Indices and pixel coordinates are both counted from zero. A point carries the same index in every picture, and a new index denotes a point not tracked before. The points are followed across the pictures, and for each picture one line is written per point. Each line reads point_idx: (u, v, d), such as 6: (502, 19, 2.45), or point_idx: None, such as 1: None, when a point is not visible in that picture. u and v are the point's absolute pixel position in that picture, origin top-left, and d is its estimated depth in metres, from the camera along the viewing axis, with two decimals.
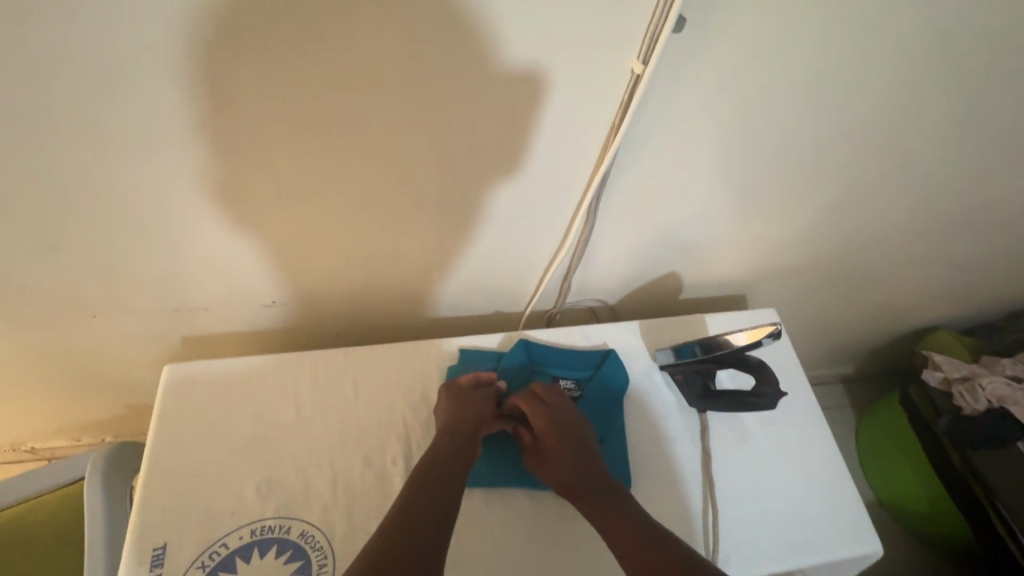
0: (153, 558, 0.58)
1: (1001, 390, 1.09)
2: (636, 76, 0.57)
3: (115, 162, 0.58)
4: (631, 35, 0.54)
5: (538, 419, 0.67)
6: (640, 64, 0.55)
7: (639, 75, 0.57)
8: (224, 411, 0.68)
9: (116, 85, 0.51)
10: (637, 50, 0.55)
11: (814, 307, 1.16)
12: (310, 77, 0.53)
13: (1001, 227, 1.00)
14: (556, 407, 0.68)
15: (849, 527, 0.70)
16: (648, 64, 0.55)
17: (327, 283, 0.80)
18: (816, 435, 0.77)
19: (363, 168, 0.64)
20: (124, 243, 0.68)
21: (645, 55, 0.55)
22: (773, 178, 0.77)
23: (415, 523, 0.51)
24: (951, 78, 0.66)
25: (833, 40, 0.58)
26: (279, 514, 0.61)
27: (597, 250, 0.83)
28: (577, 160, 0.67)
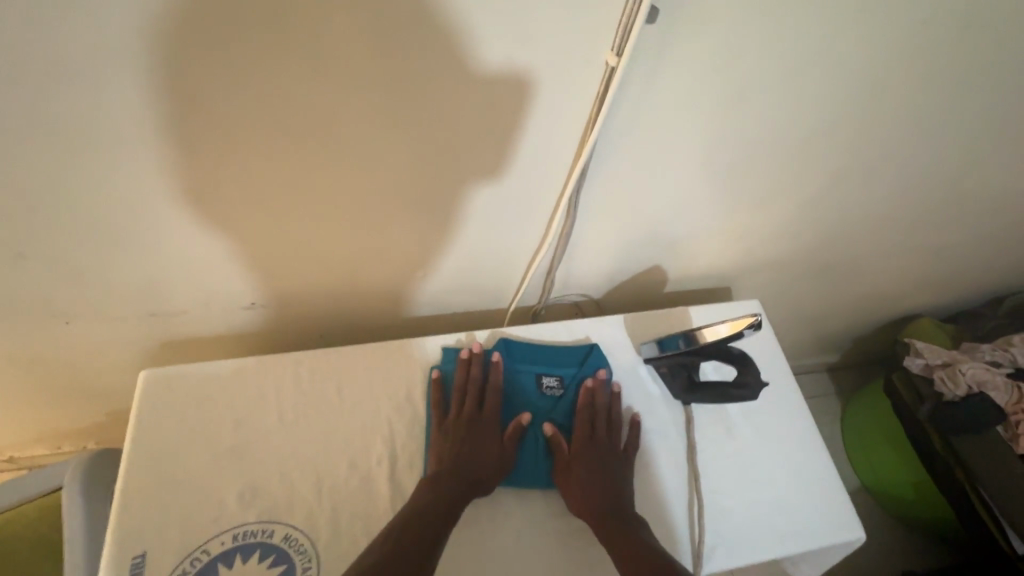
0: (132, 566, 0.57)
1: (981, 375, 1.12)
2: (611, 68, 0.57)
3: (82, 165, 0.56)
4: (606, 27, 0.53)
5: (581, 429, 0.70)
6: (614, 56, 0.55)
7: (614, 67, 0.56)
8: (203, 416, 0.66)
9: (80, 88, 0.50)
10: (611, 41, 0.55)
11: (797, 298, 1.17)
12: (283, 75, 0.52)
13: (978, 216, 1.02)
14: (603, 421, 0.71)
15: (832, 515, 0.71)
16: (623, 55, 0.54)
17: (307, 283, 0.80)
18: (799, 423, 0.77)
19: (341, 167, 0.63)
20: (95, 248, 0.66)
21: (619, 46, 0.54)
22: (753, 170, 0.77)
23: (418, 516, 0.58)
24: (926, 68, 0.67)
25: (808, 30, 0.58)
26: (261, 518, 0.61)
27: (580, 244, 0.83)
28: (556, 154, 0.67)
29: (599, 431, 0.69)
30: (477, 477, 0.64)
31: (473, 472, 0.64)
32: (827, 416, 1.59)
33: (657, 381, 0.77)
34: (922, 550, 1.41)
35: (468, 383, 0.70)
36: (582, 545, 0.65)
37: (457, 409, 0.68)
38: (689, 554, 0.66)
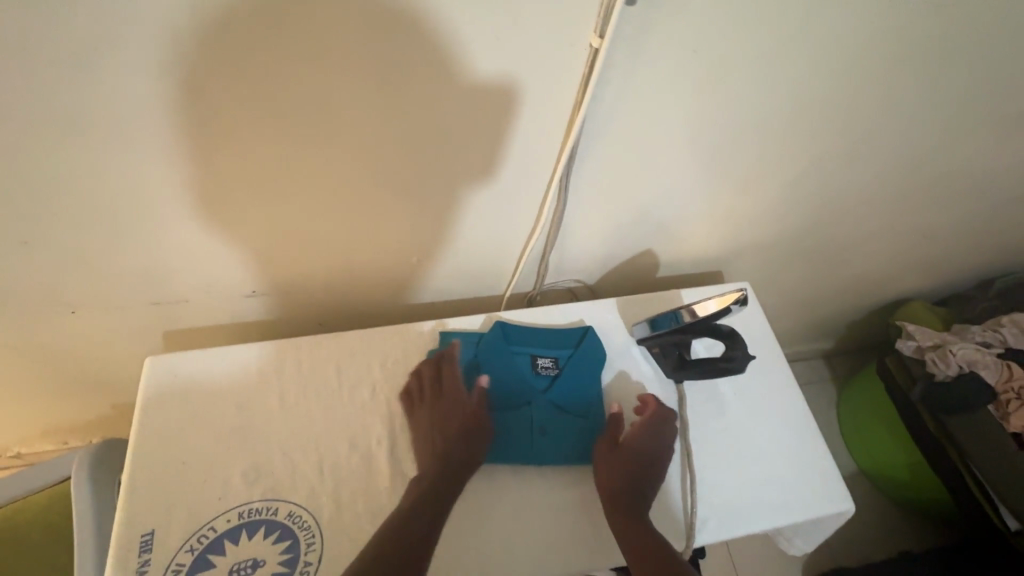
0: (141, 543, 0.59)
1: (971, 355, 1.14)
2: (595, 50, 0.58)
3: (84, 156, 0.58)
4: (588, 10, 0.55)
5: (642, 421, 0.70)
6: (598, 37, 0.56)
7: (598, 48, 0.57)
8: (207, 400, 0.68)
9: (81, 79, 0.51)
10: (594, 24, 0.56)
11: (790, 282, 1.19)
12: (279, 65, 0.53)
13: (964, 197, 1.03)
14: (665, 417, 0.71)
15: (821, 487, 0.73)
16: (606, 37, 0.56)
17: (306, 272, 0.81)
18: (790, 399, 0.79)
19: (337, 156, 0.65)
20: (100, 238, 0.68)
21: (602, 27, 0.56)
22: (740, 152, 0.79)
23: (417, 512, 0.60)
24: (905, 46, 0.68)
25: (787, 11, 0.60)
26: (265, 496, 0.62)
27: (571, 228, 0.84)
28: (545, 141, 0.68)
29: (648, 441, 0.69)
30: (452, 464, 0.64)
31: (450, 458, 0.64)
32: (822, 401, 1.60)
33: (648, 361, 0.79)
34: (917, 530, 1.44)
35: (433, 373, 0.70)
36: (579, 520, 0.67)
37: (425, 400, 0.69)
38: (685, 528, 0.68)
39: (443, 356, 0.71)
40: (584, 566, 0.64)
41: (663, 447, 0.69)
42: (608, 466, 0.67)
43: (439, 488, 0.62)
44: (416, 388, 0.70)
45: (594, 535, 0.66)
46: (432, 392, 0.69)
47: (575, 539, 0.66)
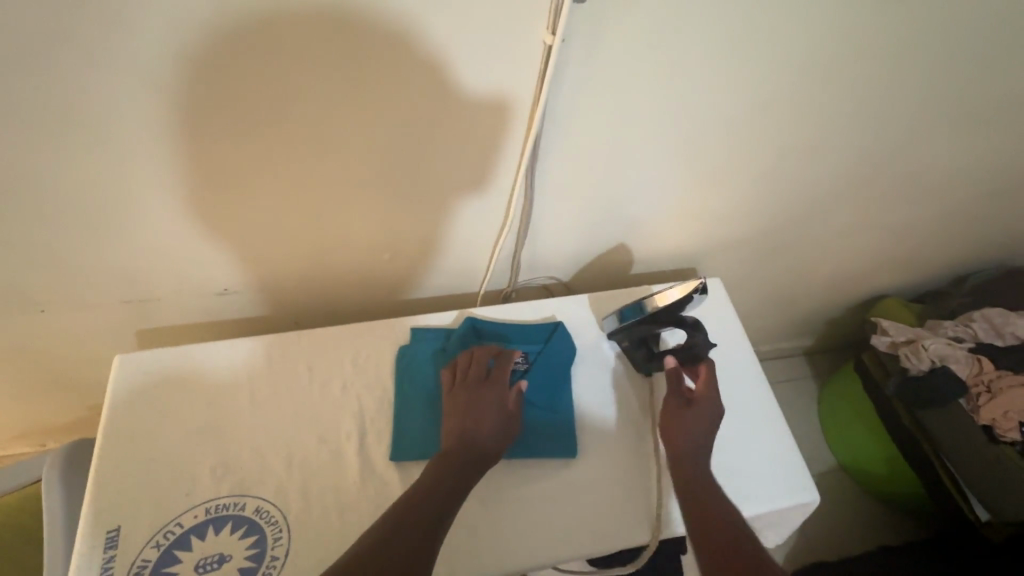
0: (107, 540, 0.59)
1: (943, 349, 1.15)
2: (548, 47, 0.59)
3: (47, 154, 0.58)
4: (539, 7, 0.56)
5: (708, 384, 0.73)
6: (550, 35, 0.57)
7: (551, 46, 0.58)
8: (176, 398, 0.68)
9: (42, 76, 0.51)
10: (547, 21, 0.57)
11: (765, 278, 1.20)
12: (239, 62, 0.54)
13: (931, 193, 1.06)
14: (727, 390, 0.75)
15: (785, 478, 0.74)
16: (557, 34, 0.56)
17: (279, 270, 0.81)
18: (758, 392, 0.80)
19: (304, 154, 0.65)
20: (67, 236, 0.68)
21: (553, 25, 0.56)
22: (706, 148, 0.80)
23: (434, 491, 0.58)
24: (860, 44, 0.70)
25: (737, 9, 0.61)
26: (233, 492, 0.63)
27: (541, 225, 0.85)
28: (507, 138, 0.69)
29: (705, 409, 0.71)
30: (482, 452, 0.62)
31: (481, 445, 0.63)
32: (802, 398, 1.62)
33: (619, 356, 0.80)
34: (895, 523, 1.45)
35: (483, 361, 0.70)
36: (549, 514, 0.67)
37: (464, 380, 0.68)
38: (652, 520, 0.68)
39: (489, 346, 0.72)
40: (552, 559, 0.65)
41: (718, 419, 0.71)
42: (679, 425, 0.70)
43: (465, 473, 0.60)
44: (458, 370, 0.69)
45: (563, 527, 0.67)
46: (475, 377, 0.68)
47: (544, 536, 0.66)
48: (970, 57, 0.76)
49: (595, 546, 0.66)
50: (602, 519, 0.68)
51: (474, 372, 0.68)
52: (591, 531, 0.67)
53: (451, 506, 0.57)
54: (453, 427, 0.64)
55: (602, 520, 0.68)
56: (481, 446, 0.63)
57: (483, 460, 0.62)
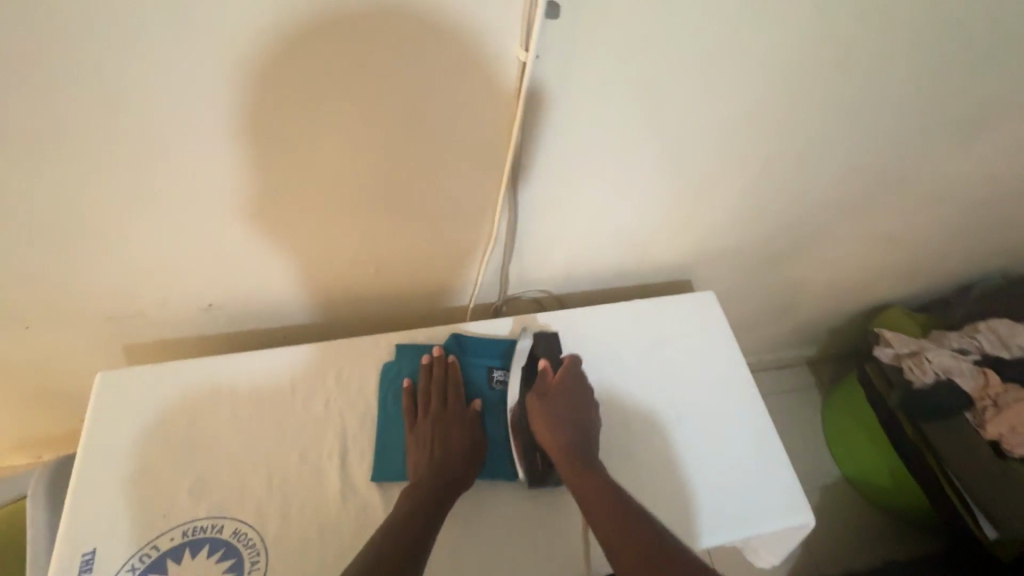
0: (82, 563, 0.58)
1: (947, 362, 1.14)
2: (523, 64, 0.58)
3: (23, 171, 0.58)
4: (512, 24, 0.55)
5: (573, 370, 0.73)
6: (523, 52, 0.57)
7: (525, 62, 0.58)
8: (157, 417, 0.67)
9: (14, 95, 0.51)
10: (519, 38, 0.56)
11: (763, 288, 1.18)
12: (211, 75, 0.53)
13: (931, 201, 1.03)
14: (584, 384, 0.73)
15: (779, 500, 0.73)
16: (530, 51, 0.56)
17: (263, 285, 0.80)
18: (751, 412, 0.79)
19: (284, 169, 0.64)
20: (47, 252, 0.67)
21: (526, 41, 0.56)
22: (694, 160, 0.79)
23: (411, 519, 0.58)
24: (848, 54, 0.69)
25: (716, 21, 0.60)
26: (211, 514, 0.62)
27: (529, 240, 0.84)
28: (486, 150, 0.68)
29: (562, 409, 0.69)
30: (451, 474, 0.63)
31: (449, 468, 0.64)
32: (806, 409, 1.59)
33: (546, 484, 0.68)
34: (903, 538, 1.42)
35: (433, 386, 0.70)
36: (534, 540, 0.66)
37: (425, 407, 0.69)
38: (580, 548, 0.65)
39: (437, 364, 0.72)
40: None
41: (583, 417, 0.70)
42: (558, 417, 0.68)
43: (438, 496, 0.61)
44: (415, 402, 0.70)
45: (509, 545, 0.65)
46: (430, 404, 0.69)
47: (530, 563, 0.64)
48: (963, 63, 0.75)
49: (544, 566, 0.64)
50: (543, 541, 0.66)
51: (424, 401, 0.69)
52: (532, 553, 0.65)
53: (428, 536, 0.57)
54: (417, 457, 0.65)
55: (547, 545, 0.65)
56: (450, 469, 0.63)
57: (456, 484, 0.63)
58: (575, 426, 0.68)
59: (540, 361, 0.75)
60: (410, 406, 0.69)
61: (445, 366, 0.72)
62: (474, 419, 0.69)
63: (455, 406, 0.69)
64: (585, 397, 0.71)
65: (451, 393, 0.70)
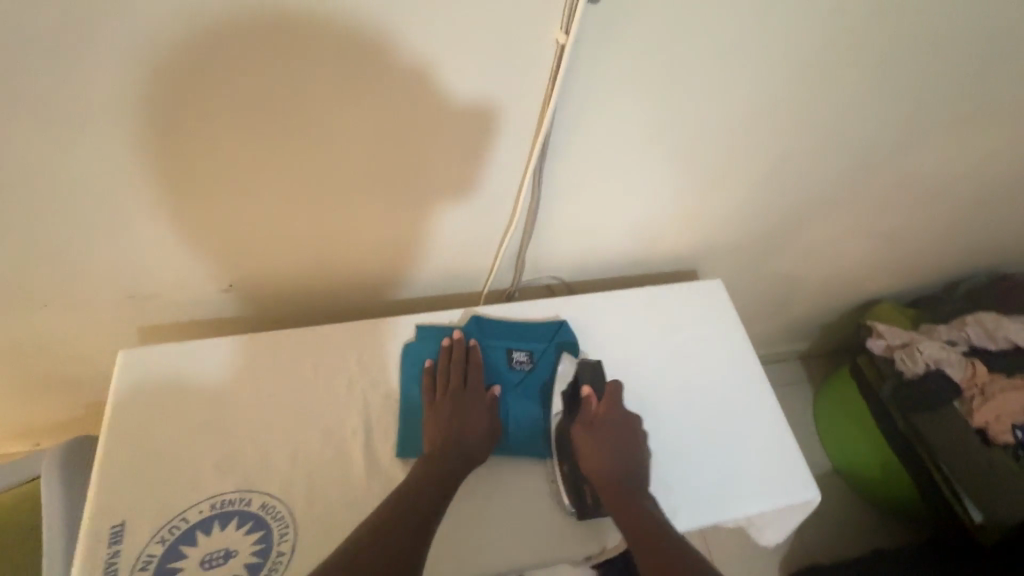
0: (111, 535, 0.58)
1: (938, 353, 1.18)
2: (561, 47, 0.59)
3: (58, 151, 0.58)
4: (551, 8, 0.56)
5: (616, 399, 0.73)
6: (563, 34, 0.57)
7: (563, 45, 0.58)
8: (181, 393, 0.68)
9: (59, 75, 0.51)
10: (560, 21, 0.57)
11: (763, 281, 1.21)
12: (253, 56, 0.53)
13: (927, 199, 1.07)
14: (631, 416, 0.73)
15: (786, 478, 0.76)
16: (570, 34, 0.56)
17: (283, 269, 0.81)
18: (760, 395, 0.82)
19: (313, 151, 0.64)
20: (74, 231, 0.67)
21: (567, 25, 0.56)
22: (709, 153, 0.81)
23: (418, 495, 0.60)
24: (863, 53, 0.72)
25: (745, 14, 0.62)
26: (239, 488, 0.62)
27: (545, 226, 0.85)
28: (515, 139, 0.69)
29: (608, 440, 0.70)
30: (461, 453, 0.65)
31: (462, 448, 0.66)
32: (798, 401, 1.63)
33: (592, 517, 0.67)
34: (890, 527, 1.47)
35: (453, 367, 0.72)
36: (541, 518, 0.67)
37: (444, 383, 0.71)
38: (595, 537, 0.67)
39: (457, 346, 0.74)
40: (522, 564, 0.64)
41: (631, 453, 0.69)
42: (606, 446, 0.69)
43: (448, 476, 0.63)
44: (436, 380, 0.71)
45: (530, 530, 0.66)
46: (451, 382, 0.71)
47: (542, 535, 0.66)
48: (968, 67, 0.78)
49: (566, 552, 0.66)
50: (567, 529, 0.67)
51: (443, 383, 0.71)
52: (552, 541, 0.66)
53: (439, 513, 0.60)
54: (432, 432, 0.67)
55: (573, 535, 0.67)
56: (460, 451, 0.65)
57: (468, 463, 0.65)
58: (623, 458, 0.68)
59: (584, 388, 0.75)
60: (431, 384, 0.71)
61: (463, 351, 0.73)
62: (486, 403, 0.71)
63: (471, 392, 0.71)
64: (632, 426, 0.72)
65: (468, 379, 0.72)
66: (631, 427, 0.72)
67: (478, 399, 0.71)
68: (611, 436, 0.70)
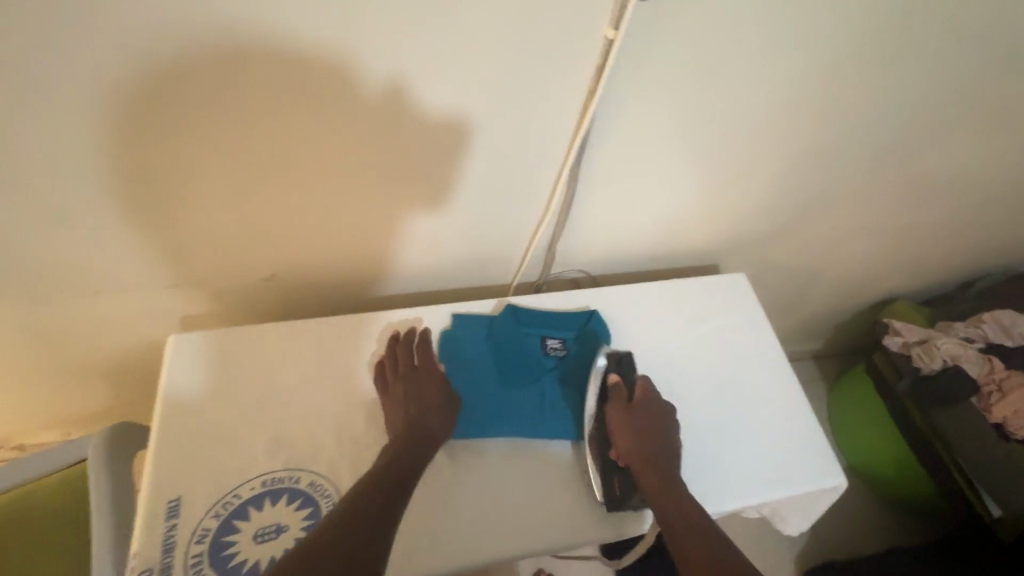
0: (168, 509, 0.61)
1: (955, 349, 1.20)
2: (609, 42, 0.61)
3: (124, 147, 0.60)
4: (602, 7, 0.58)
5: (647, 388, 0.74)
6: (612, 30, 0.60)
7: (612, 40, 0.61)
8: (230, 378, 0.70)
9: (135, 75, 0.53)
10: (610, 16, 0.59)
11: (781, 277, 1.23)
12: (318, 54, 0.56)
13: (946, 197, 1.09)
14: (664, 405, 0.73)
15: (813, 464, 0.78)
16: (620, 29, 0.59)
17: (323, 261, 0.83)
18: (785, 384, 0.84)
19: (365, 147, 0.67)
20: (128, 226, 0.69)
21: (616, 20, 0.59)
22: (738, 150, 0.83)
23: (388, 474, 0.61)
24: (895, 55, 0.74)
25: (784, 16, 0.64)
26: (288, 466, 0.65)
27: (576, 221, 0.88)
28: (555, 133, 0.72)
29: (640, 427, 0.70)
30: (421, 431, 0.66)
31: (420, 425, 0.66)
32: (813, 399, 1.65)
33: (625, 508, 0.69)
34: (905, 523, 1.48)
35: (401, 353, 0.73)
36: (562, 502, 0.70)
37: (394, 370, 0.72)
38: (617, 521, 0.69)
39: (404, 335, 0.75)
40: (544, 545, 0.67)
41: (662, 439, 0.70)
42: (643, 437, 0.69)
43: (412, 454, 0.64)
44: (387, 369, 0.72)
45: (556, 518, 0.69)
46: (404, 368, 0.72)
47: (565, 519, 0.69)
48: (992, 68, 0.80)
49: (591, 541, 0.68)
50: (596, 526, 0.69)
51: (394, 370, 0.72)
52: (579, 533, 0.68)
53: (407, 487, 0.61)
54: (391, 417, 0.68)
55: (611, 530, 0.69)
56: (421, 430, 0.66)
57: (433, 436, 0.66)
58: (654, 443, 0.69)
59: (614, 376, 0.75)
60: (382, 373, 0.72)
61: (416, 340, 0.75)
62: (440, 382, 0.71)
63: (422, 373, 0.72)
64: (663, 414, 0.72)
65: (419, 362, 0.73)
66: (661, 414, 0.72)
67: (429, 378, 0.71)
68: (641, 423, 0.70)
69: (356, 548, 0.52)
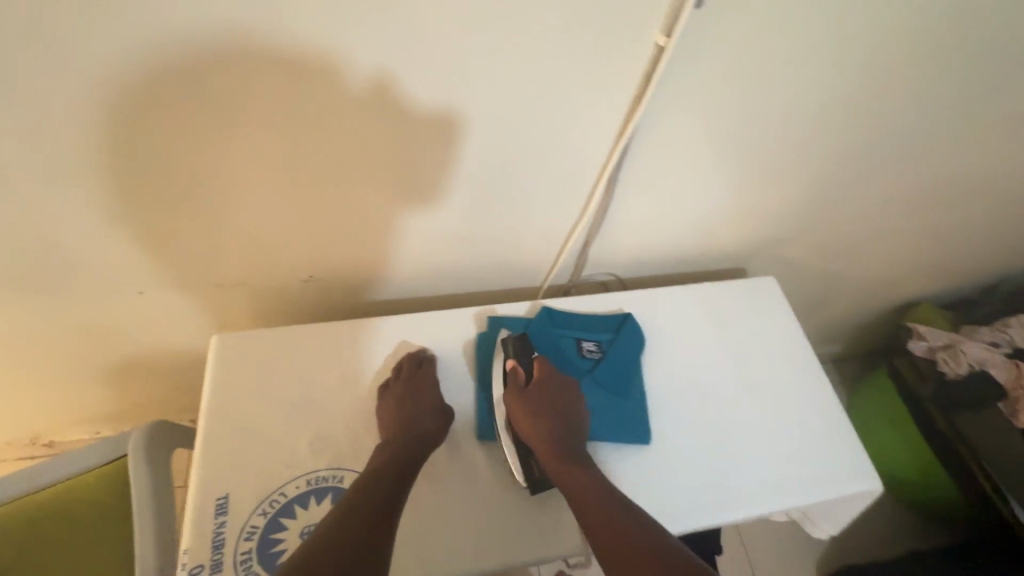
0: (217, 507, 0.62)
1: (981, 354, 1.19)
2: (660, 48, 0.62)
3: (182, 146, 0.62)
4: (655, 14, 0.59)
5: (545, 367, 0.73)
6: (664, 36, 0.61)
7: (663, 47, 0.62)
8: (274, 376, 0.72)
9: (199, 76, 0.55)
10: (663, 22, 0.60)
11: (805, 280, 1.23)
12: (376, 62, 0.57)
13: (974, 202, 1.09)
14: (565, 384, 0.73)
15: (847, 467, 0.78)
16: (672, 36, 0.60)
17: (361, 263, 0.85)
18: (817, 386, 0.85)
19: (411, 151, 0.68)
20: (178, 222, 0.71)
21: (669, 27, 0.60)
22: (772, 154, 0.84)
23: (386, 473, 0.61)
24: (935, 62, 0.74)
25: (830, 22, 0.65)
26: (331, 466, 0.66)
27: (609, 224, 0.89)
28: (597, 138, 0.73)
29: (542, 408, 0.70)
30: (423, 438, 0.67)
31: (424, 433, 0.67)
32: None
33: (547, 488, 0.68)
34: (925, 528, 1.47)
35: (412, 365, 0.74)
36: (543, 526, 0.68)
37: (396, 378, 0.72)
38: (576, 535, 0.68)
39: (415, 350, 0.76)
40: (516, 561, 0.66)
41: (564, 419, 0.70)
42: (542, 418, 0.69)
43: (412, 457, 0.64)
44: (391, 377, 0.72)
45: (532, 531, 0.68)
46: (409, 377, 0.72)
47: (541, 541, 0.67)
48: None
49: (551, 550, 0.67)
50: (559, 520, 0.68)
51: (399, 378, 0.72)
52: (539, 532, 0.67)
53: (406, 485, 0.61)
54: (384, 422, 0.68)
55: (564, 517, 0.68)
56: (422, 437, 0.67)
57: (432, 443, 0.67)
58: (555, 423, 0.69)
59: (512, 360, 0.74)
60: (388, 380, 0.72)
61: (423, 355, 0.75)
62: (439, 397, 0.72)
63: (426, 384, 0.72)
64: (565, 392, 0.72)
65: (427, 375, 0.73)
66: (563, 394, 0.72)
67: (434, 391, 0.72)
68: (545, 404, 0.70)
69: (353, 538, 0.51)
